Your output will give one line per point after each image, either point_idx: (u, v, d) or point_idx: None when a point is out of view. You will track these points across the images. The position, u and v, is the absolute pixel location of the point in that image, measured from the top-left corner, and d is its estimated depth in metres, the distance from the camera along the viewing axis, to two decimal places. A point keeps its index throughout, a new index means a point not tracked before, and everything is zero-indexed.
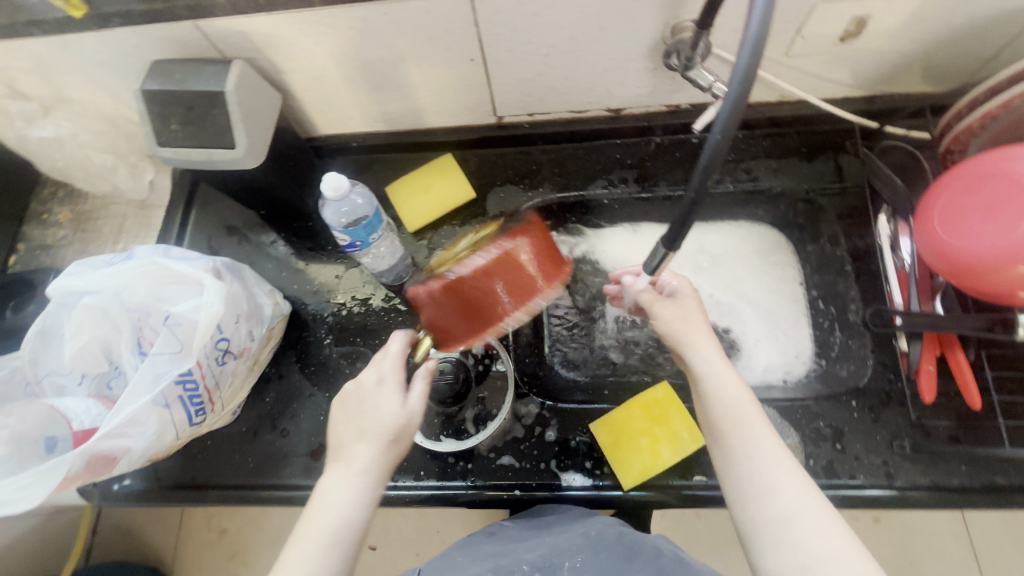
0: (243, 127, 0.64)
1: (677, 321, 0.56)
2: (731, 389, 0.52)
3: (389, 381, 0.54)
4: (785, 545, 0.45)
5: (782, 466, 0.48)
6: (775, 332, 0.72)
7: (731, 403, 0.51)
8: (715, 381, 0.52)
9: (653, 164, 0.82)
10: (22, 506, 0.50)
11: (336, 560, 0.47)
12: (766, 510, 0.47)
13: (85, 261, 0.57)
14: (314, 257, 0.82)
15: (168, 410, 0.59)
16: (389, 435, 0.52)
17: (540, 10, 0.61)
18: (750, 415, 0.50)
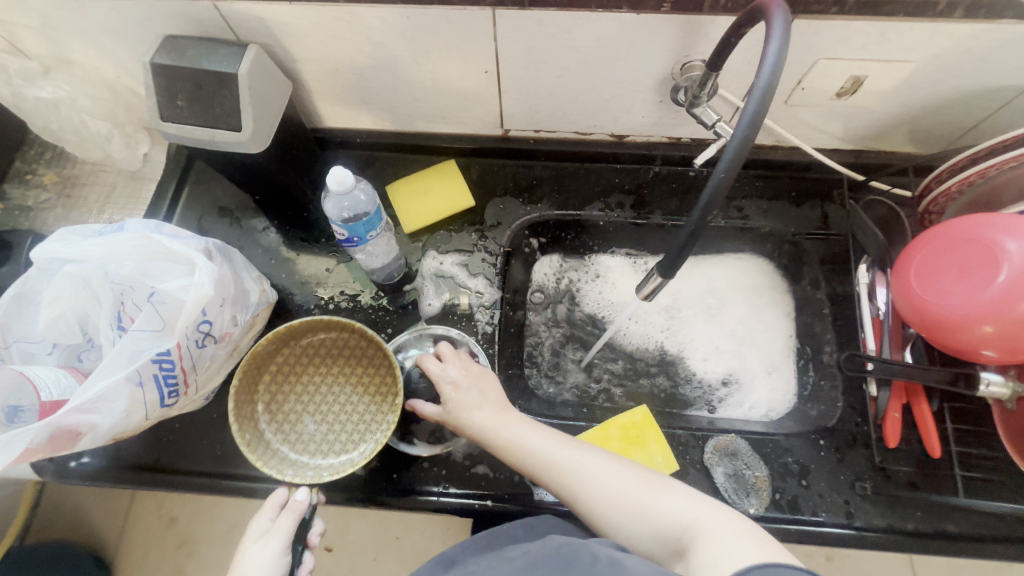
0: (252, 111, 0.63)
1: (472, 389, 0.63)
2: (522, 429, 0.59)
3: (256, 534, 0.54)
4: (633, 519, 0.50)
5: (580, 457, 0.56)
6: (768, 369, 0.78)
7: (527, 446, 0.58)
8: (519, 438, 0.59)
9: (650, 192, 0.84)
10: None
11: None
12: (599, 497, 0.52)
13: (73, 228, 0.55)
14: (306, 249, 0.82)
15: (140, 389, 0.57)
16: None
17: (557, 33, 0.63)
18: (548, 439, 0.58)
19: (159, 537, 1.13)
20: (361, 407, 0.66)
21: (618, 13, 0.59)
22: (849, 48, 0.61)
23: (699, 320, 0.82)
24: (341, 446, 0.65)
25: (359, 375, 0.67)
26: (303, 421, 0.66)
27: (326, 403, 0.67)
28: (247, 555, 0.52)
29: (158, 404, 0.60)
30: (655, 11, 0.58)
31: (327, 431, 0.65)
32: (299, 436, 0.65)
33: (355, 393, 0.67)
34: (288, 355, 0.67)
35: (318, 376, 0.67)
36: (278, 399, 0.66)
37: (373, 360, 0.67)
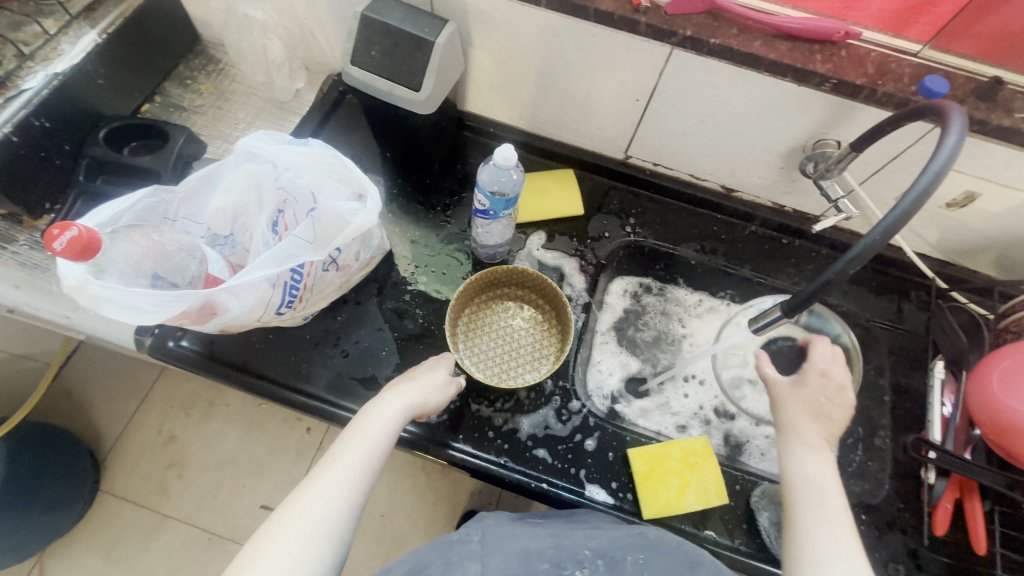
0: (433, 77, 0.70)
1: (804, 403, 0.61)
2: (817, 466, 0.56)
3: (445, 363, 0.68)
4: None
5: (845, 557, 0.49)
6: None
7: (802, 480, 0.55)
8: (806, 470, 0.56)
9: (743, 247, 0.88)
10: (149, 320, 0.52)
11: (374, 461, 0.55)
12: None
13: (269, 132, 0.62)
14: (419, 210, 0.88)
15: (271, 290, 0.62)
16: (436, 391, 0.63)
17: (718, 84, 0.70)
18: (828, 500, 0.53)
19: (157, 451, 1.18)
20: (523, 363, 0.79)
21: (779, 80, 0.66)
22: (973, 166, 0.67)
23: (726, 360, 0.84)
24: (490, 372, 0.77)
25: (537, 332, 0.81)
26: (481, 338, 0.80)
27: (505, 337, 0.80)
28: (424, 369, 0.66)
29: (274, 309, 0.65)
30: (815, 87, 0.65)
31: (490, 355, 0.79)
32: (474, 344, 0.79)
33: (526, 350, 0.79)
34: (511, 291, 0.83)
35: (514, 319, 0.82)
36: (484, 313, 0.82)
37: (551, 337, 0.80)
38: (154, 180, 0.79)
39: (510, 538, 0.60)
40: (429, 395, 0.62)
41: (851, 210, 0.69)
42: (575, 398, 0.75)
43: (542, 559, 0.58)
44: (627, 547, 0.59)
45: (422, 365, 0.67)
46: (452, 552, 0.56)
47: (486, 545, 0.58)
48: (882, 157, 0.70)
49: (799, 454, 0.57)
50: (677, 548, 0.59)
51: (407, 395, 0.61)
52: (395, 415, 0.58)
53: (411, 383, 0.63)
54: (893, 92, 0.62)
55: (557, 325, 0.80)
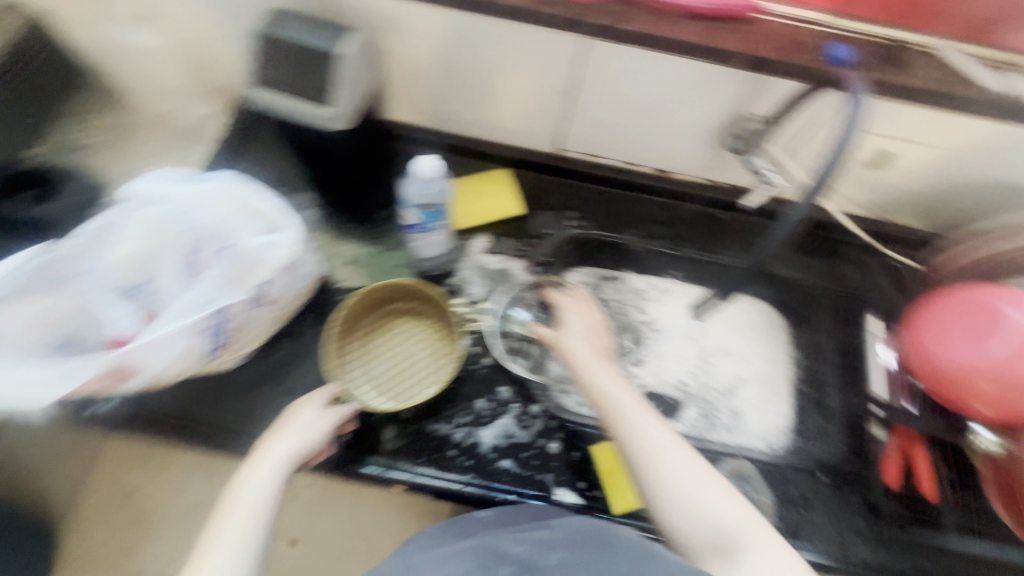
0: (344, 92, 0.66)
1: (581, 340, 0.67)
2: (613, 385, 0.60)
3: (313, 401, 0.65)
4: (677, 505, 0.52)
5: (667, 451, 0.55)
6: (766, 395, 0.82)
7: (605, 400, 0.59)
8: (609, 392, 0.59)
9: (684, 227, 0.89)
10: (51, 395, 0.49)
11: (254, 530, 0.53)
12: (658, 482, 0.54)
13: (167, 174, 0.60)
14: (352, 228, 0.83)
15: (197, 339, 0.58)
16: (307, 431, 0.61)
17: (637, 70, 0.70)
18: (631, 403, 0.58)
19: (117, 509, 1.07)
20: (421, 378, 0.74)
21: (694, 61, 0.66)
22: (884, 126, 0.69)
23: (681, 342, 0.86)
24: (389, 396, 0.72)
25: (432, 342, 0.76)
26: (374, 360, 0.74)
27: (399, 355, 0.75)
28: (293, 413, 0.64)
29: (204, 357, 0.61)
30: (730, 65, 0.65)
31: (386, 377, 0.74)
32: (367, 369, 0.74)
33: (423, 362, 0.74)
34: (400, 304, 0.77)
35: (406, 332, 0.76)
36: (373, 333, 0.76)
37: (446, 343, 0.76)
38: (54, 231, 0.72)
39: (435, 554, 0.56)
40: (303, 441, 0.61)
41: (780, 182, 0.70)
42: (534, 401, 0.74)
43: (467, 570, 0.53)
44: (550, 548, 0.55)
45: (287, 410, 0.64)
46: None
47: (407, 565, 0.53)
48: (803, 127, 0.72)
49: (597, 379, 0.61)
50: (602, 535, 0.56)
51: (278, 448, 0.59)
52: (269, 474, 0.57)
53: (283, 433, 0.61)
54: (804, 63, 0.63)
55: (451, 332, 0.76)
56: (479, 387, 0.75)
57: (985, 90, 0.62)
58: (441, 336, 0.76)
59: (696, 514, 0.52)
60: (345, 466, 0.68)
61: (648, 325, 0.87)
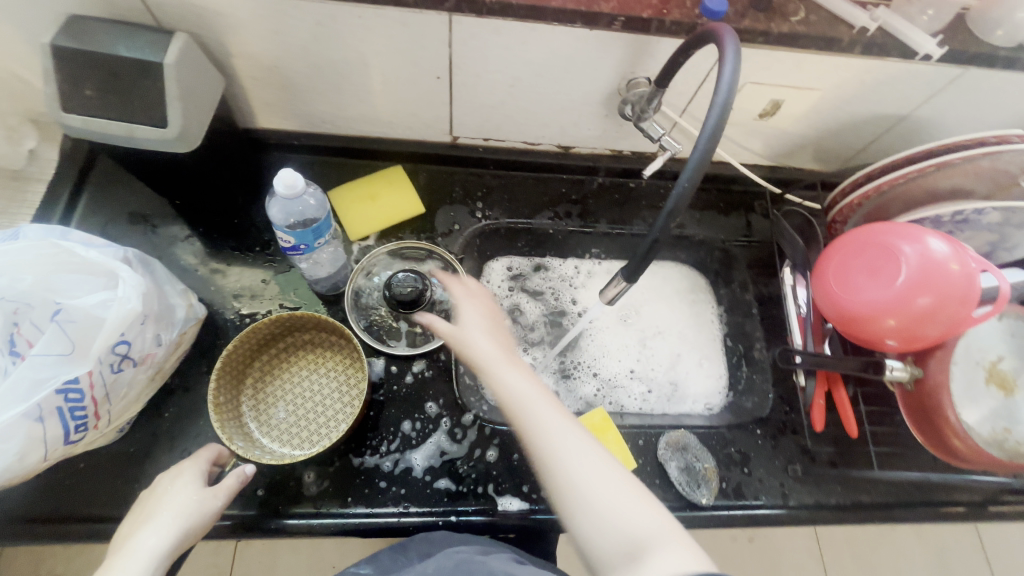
0: (179, 106, 0.57)
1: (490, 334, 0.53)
2: (516, 379, 0.50)
3: (189, 477, 0.55)
4: (579, 508, 0.44)
5: (570, 442, 0.46)
6: (700, 361, 0.82)
7: (516, 398, 0.48)
8: (515, 387, 0.49)
9: (595, 202, 0.86)
10: None
11: None
12: (562, 483, 0.45)
13: None
14: (236, 257, 0.75)
15: (40, 425, 0.48)
16: (184, 516, 0.51)
17: (513, 44, 0.64)
18: (539, 399, 0.48)
19: None
20: (330, 416, 0.67)
21: (570, 28, 0.61)
22: (769, 75, 0.68)
23: (617, 327, 0.84)
24: (299, 442, 0.65)
25: (336, 374, 0.69)
26: (276, 406, 0.67)
27: (304, 394, 0.68)
28: (164, 493, 0.53)
29: (60, 442, 0.51)
30: (606, 29, 0.61)
31: (292, 421, 0.66)
32: (268, 417, 0.66)
33: (331, 396, 0.68)
34: (295, 339, 0.70)
35: (307, 368, 0.69)
36: (270, 377, 0.68)
37: (351, 370, 0.69)
38: None
39: None
40: (177, 529, 0.50)
41: (675, 145, 0.69)
42: (465, 411, 0.70)
43: None
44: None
45: (157, 489, 0.54)
46: None
47: None
48: (692, 84, 0.69)
49: (508, 378, 0.49)
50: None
51: (142, 543, 0.48)
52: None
53: (150, 523, 0.50)
54: (680, 18, 0.59)
55: (354, 359, 0.69)
56: (404, 408, 0.69)
57: (854, 28, 0.61)
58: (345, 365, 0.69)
59: (598, 515, 0.43)
60: (266, 524, 0.62)
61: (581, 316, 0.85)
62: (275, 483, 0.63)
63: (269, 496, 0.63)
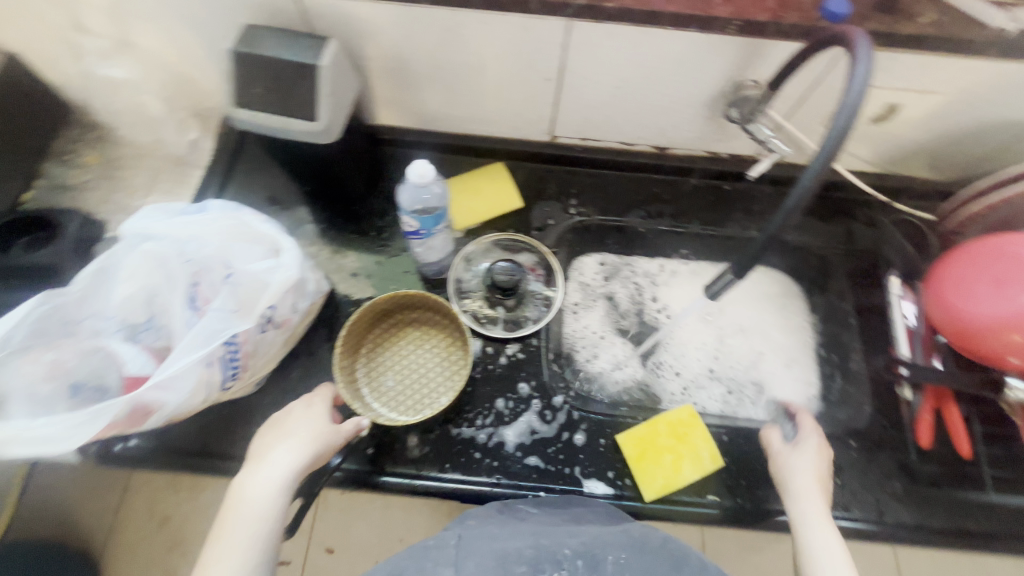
0: (329, 102, 0.65)
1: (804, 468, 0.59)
2: (808, 507, 0.55)
3: (320, 411, 0.61)
4: None
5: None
6: (788, 364, 0.80)
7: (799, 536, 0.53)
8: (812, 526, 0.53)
9: (688, 203, 0.87)
10: (64, 448, 0.48)
11: (254, 552, 0.48)
12: None
13: (157, 207, 0.59)
14: (354, 240, 0.83)
15: (208, 369, 0.57)
16: (314, 442, 0.56)
17: (625, 47, 0.67)
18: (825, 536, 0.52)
19: (154, 535, 1.11)
20: (433, 388, 0.73)
21: (687, 32, 0.63)
22: (890, 79, 0.67)
23: (696, 326, 0.83)
24: (405, 409, 0.72)
25: (439, 350, 0.75)
26: (385, 374, 0.74)
27: (410, 365, 0.75)
28: (298, 420, 0.59)
29: (217, 387, 0.60)
30: (721, 32, 0.62)
31: (399, 388, 0.73)
32: (378, 384, 0.73)
33: (435, 369, 0.74)
34: (404, 315, 0.77)
35: (413, 341, 0.76)
36: (381, 346, 0.76)
37: (453, 347, 0.75)
38: (58, 274, 0.72)
39: (489, 540, 0.55)
40: (311, 450, 0.55)
41: (782, 148, 0.69)
42: (555, 394, 0.74)
43: (523, 560, 0.51)
44: (610, 546, 0.54)
45: (291, 415, 0.60)
46: (427, 560, 0.51)
47: (461, 549, 0.52)
48: (803, 86, 0.69)
49: (804, 511, 0.55)
50: (662, 544, 0.55)
51: (279, 457, 0.54)
52: (272, 484, 0.51)
53: (285, 442, 0.56)
54: (799, 21, 0.60)
55: (456, 338, 0.75)
56: (498, 387, 0.74)
57: (992, 30, 0.59)
58: (448, 342, 0.76)
59: None
60: (372, 480, 0.68)
61: (662, 312, 0.84)
62: (381, 443, 0.70)
63: (377, 455, 0.69)
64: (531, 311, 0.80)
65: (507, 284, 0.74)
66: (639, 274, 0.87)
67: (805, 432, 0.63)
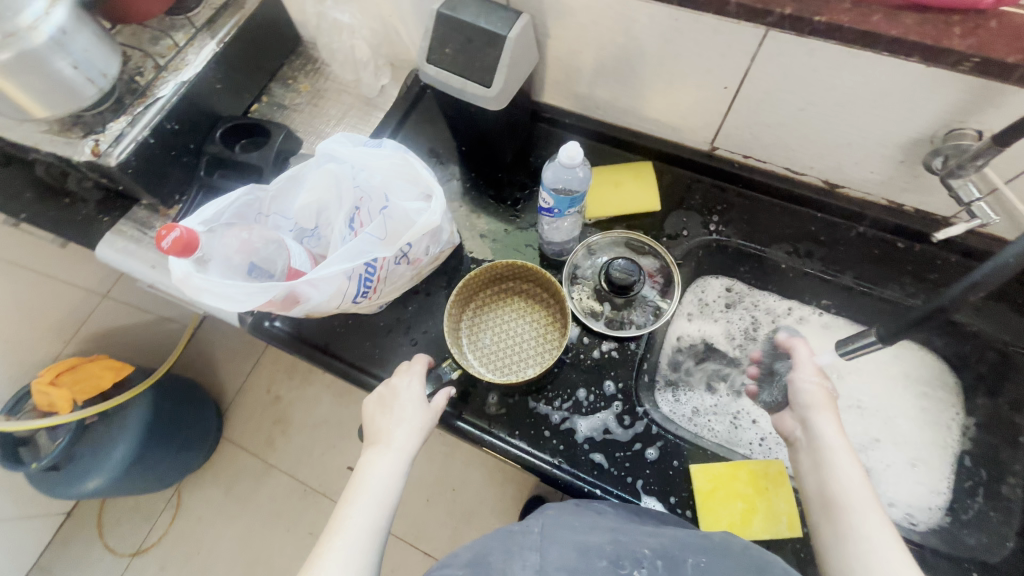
0: (505, 72, 0.70)
1: (833, 427, 0.56)
2: (847, 472, 0.53)
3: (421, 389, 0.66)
4: None
5: (880, 543, 0.49)
6: (910, 463, 0.71)
7: (822, 488, 0.54)
8: (842, 481, 0.53)
9: (846, 251, 0.78)
10: (237, 306, 0.59)
11: (381, 521, 0.56)
12: None
13: (347, 134, 0.68)
14: (490, 204, 0.88)
15: (347, 282, 0.66)
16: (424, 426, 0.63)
17: (824, 68, 0.61)
18: (860, 498, 0.51)
19: (268, 407, 1.46)
20: (523, 358, 0.77)
21: (905, 60, 0.56)
22: None
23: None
24: (494, 368, 0.76)
25: (538, 326, 0.79)
26: (484, 332, 0.79)
27: (508, 331, 0.79)
28: (404, 398, 0.64)
29: (349, 299, 0.69)
30: (950, 68, 0.54)
31: (493, 349, 0.78)
32: (476, 339, 0.79)
33: (529, 341, 0.78)
34: (515, 285, 0.81)
35: (515, 311, 0.80)
36: (485, 309, 0.81)
37: (552, 326, 0.78)
38: (260, 174, 0.88)
39: (571, 531, 0.58)
40: (419, 433, 0.62)
41: (989, 216, 0.60)
42: (638, 403, 0.73)
43: (599, 555, 0.55)
44: (690, 549, 0.55)
45: (398, 393, 0.65)
46: (513, 542, 0.57)
47: (545, 536, 0.58)
48: None
49: (828, 462, 0.54)
50: (744, 551, 0.54)
51: (399, 438, 0.61)
52: (396, 466, 0.59)
53: (401, 423, 0.62)
54: None
55: (558, 320, 0.78)
56: (584, 376, 0.75)
57: None
58: (548, 321, 0.79)
59: None
60: (445, 421, 0.73)
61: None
62: (461, 392, 0.75)
63: (458, 401, 0.74)
64: (636, 316, 0.80)
65: (622, 283, 0.74)
66: (762, 310, 0.84)
67: (803, 383, 0.60)
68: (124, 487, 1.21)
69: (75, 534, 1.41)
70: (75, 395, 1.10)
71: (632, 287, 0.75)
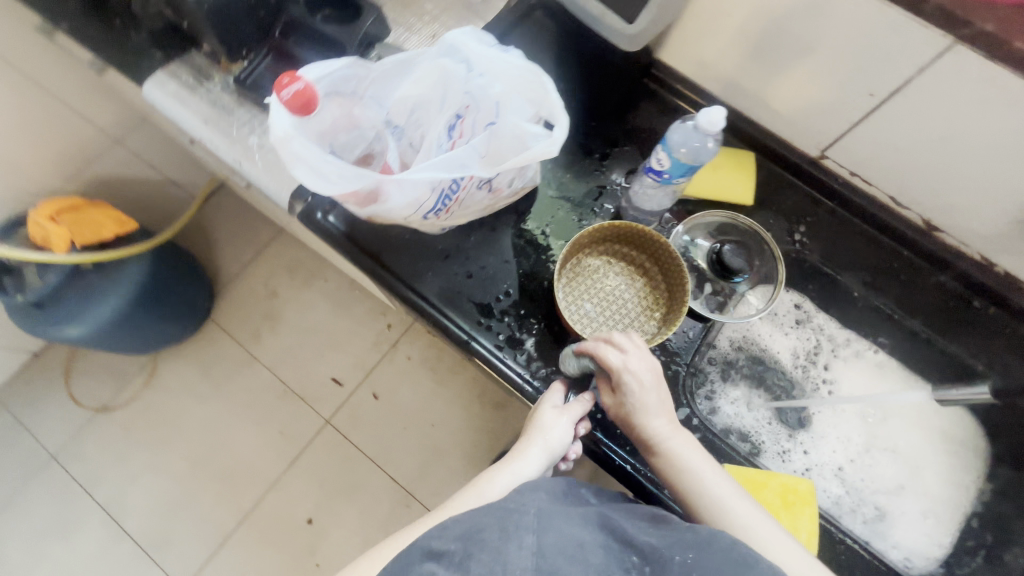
0: (654, 11, 0.62)
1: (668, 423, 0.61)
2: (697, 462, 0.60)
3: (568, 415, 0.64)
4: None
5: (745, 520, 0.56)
6: (923, 514, 0.74)
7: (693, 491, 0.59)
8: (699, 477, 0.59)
9: (922, 295, 0.76)
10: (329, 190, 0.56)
11: None
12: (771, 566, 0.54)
13: (476, 31, 0.62)
14: (576, 153, 0.83)
15: (429, 193, 0.60)
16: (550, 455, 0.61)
17: (990, 103, 0.58)
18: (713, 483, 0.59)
19: (263, 299, 1.41)
20: (627, 321, 0.75)
21: None
22: None
23: (853, 418, 0.79)
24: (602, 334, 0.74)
25: (643, 289, 0.77)
26: (585, 299, 0.75)
27: (609, 294, 0.76)
28: (551, 420, 0.63)
29: (422, 212, 0.64)
30: None
31: (600, 317, 0.75)
32: (577, 306, 0.75)
33: (629, 302, 0.76)
34: (609, 246, 0.78)
35: (609, 275, 0.77)
36: (574, 282, 0.76)
37: (653, 287, 0.77)
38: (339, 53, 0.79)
39: (563, 514, 0.54)
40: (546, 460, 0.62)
41: None
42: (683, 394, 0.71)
43: (592, 553, 0.52)
44: (678, 545, 0.52)
45: (547, 414, 0.64)
46: (508, 520, 0.51)
47: (541, 516, 0.52)
48: None
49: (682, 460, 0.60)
50: (730, 546, 0.51)
51: (529, 463, 0.61)
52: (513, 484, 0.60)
53: (538, 445, 0.62)
54: None
55: (665, 283, 0.76)
56: None
57: None
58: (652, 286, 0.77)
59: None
60: (491, 363, 0.72)
61: (826, 385, 0.80)
62: (512, 337, 0.73)
63: (506, 344, 0.73)
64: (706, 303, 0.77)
65: (726, 266, 0.75)
66: (826, 342, 0.81)
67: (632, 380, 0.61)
68: (108, 342, 1.16)
69: (42, 377, 1.36)
70: (73, 237, 1.04)
71: (736, 270, 0.75)
